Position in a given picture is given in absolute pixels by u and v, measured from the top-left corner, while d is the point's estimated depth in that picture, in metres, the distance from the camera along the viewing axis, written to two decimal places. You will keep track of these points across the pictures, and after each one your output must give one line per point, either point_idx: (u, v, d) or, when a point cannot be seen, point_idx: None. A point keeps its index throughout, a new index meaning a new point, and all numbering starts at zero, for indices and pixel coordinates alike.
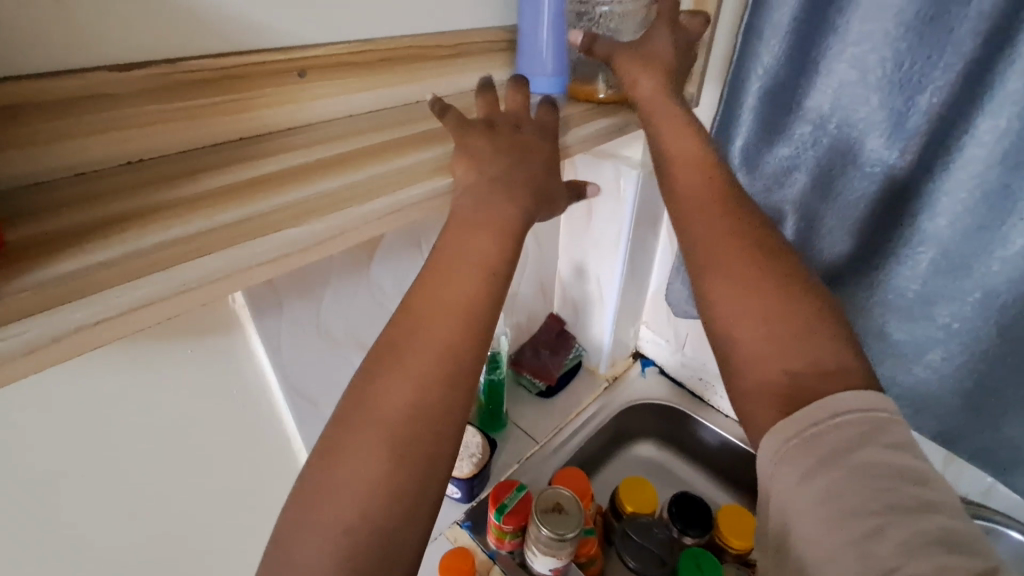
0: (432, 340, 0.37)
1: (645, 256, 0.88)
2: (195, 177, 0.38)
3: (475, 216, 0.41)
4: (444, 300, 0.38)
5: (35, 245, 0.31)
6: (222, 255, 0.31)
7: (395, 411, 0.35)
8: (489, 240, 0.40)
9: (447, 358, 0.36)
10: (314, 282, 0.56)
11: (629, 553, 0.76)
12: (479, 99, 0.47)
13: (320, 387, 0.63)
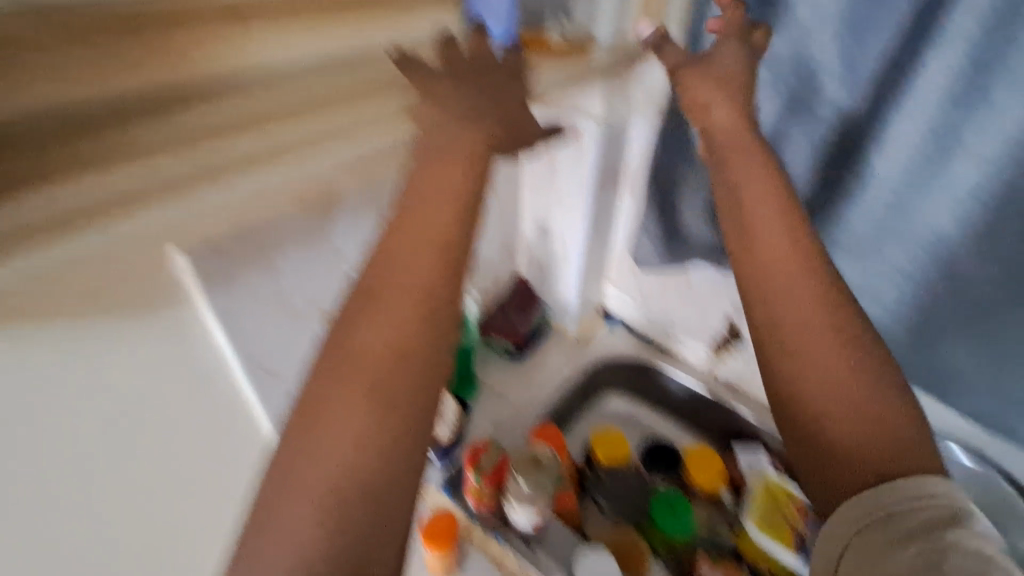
0: (402, 289, 0.35)
1: (607, 212, 0.88)
2: (126, 130, 0.34)
3: (439, 152, 0.39)
4: (409, 255, 0.36)
5: None
6: None
7: (374, 378, 0.33)
8: (455, 179, 0.38)
9: (422, 304, 0.35)
10: (269, 250, 0.53)
11: (604, 500, 0.79)
12: (439, 48, 0.44)
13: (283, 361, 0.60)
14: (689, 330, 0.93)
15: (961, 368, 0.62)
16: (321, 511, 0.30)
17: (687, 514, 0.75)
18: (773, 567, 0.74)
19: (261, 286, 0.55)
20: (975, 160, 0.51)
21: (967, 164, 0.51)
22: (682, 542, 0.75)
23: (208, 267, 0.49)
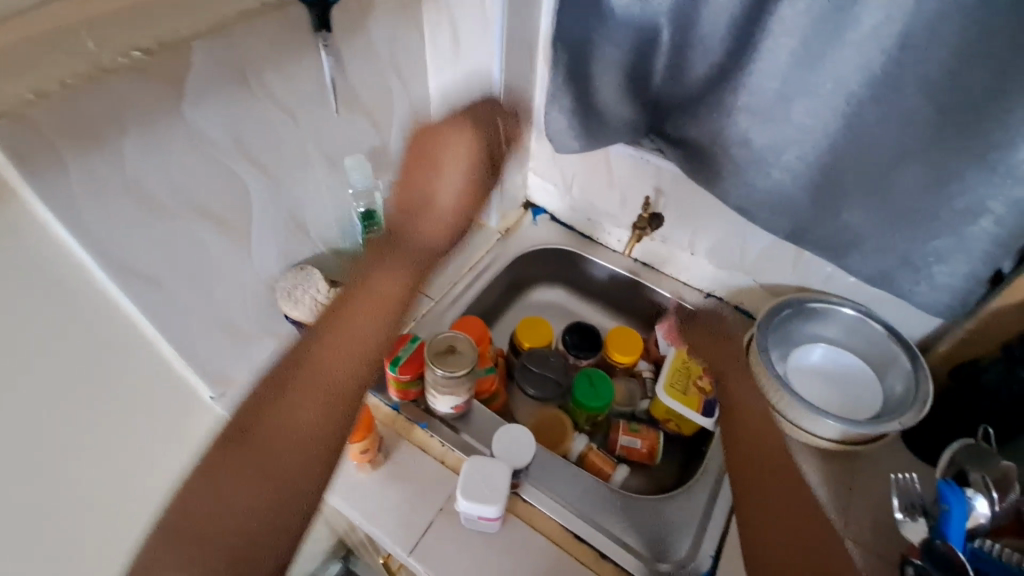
0: (341, 359, 0.50)
1: (521, 92, 0.81)
2: None
3: (385, 266, 0.55)
4: (349, 344, 0.51)
5: None
6: None
7: (251, 479, 0.45)
8: (384, 299, 0.53)
9: (357, 377, 0.50)
10: (103, 130, 0.45)
11: (530, 383, 0.79)
12: None
13: (157, 263, 0.55)
14: (612, 216, 0.91)
15: (855, 229, 0.63)
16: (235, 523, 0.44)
17: (606, 388, 0.78)
18: (680, 424, 0.80)
19: (104, 174, 0.47)
20: (881, 0, 0.48)
21: (872, 6, 0.49)
22: (601, 414, 0.79)
23: (15, 148, 0.41)
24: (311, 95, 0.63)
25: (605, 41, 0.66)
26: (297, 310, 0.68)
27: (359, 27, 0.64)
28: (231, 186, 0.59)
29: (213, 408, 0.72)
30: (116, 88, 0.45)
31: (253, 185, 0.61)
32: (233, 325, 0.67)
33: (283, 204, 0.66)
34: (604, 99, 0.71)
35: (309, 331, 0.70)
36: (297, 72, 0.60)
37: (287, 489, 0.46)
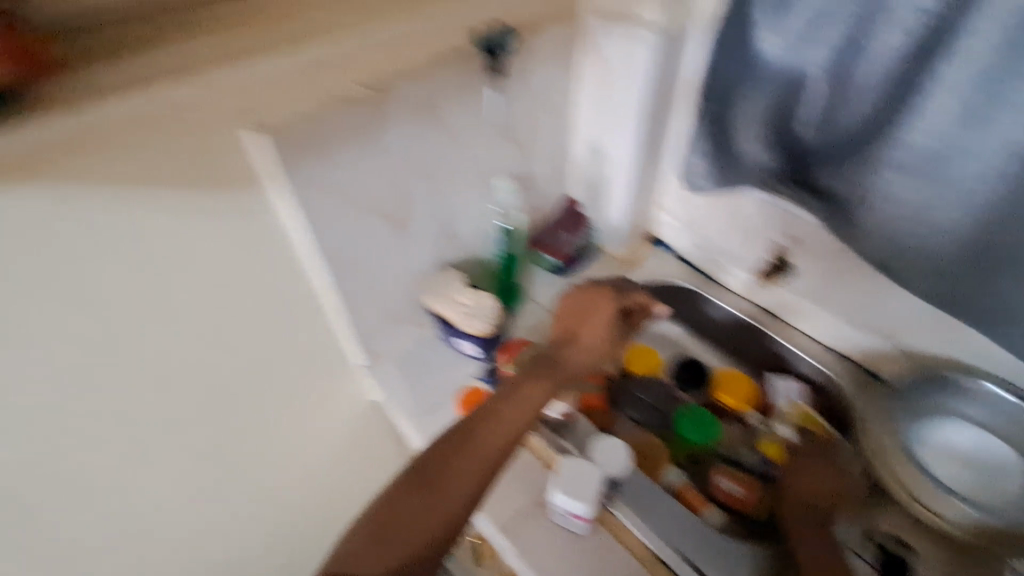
0: (499, 432, 0.65)
1: (661, 131, 0.86)
2: None
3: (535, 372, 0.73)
4: (512, 414, 0.67)
5: None
6: None
7: (428, 493, 0.59)
8: (536, 394, 0.69)
9: (515, 435, 0.65)
10: (330, 144, 0.60)
11: (631, 407, 0.83)
12: None
13: (345, 248, 0.69)
14: (738, 258, 0.91)
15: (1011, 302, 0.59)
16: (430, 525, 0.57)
17: (709, 426, 0.79)
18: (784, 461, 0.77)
19: (323, 177, 0.62)
20: None
21: None
22: (701, 449, 0.80)
23: (276, 152, 0.56)
24: (477, 125, 0.74)
25: (751, 91, 0.69)
26: (438, 303, 0.79)
27: (524, 70, 0.75)
28: (406, 194, 0.72)
29: (358, 376, 0.85)
30: (344, 114, 0.59)
31: (421, 195, 0.74)
32: (386, 309, 0.80)
33: (440, 214, 0.78)
34: (743, 144, 0.74)
35: (443, 324, 0.81)
36: (469, 106, 0.72)
37: (450, 510, 0.58)
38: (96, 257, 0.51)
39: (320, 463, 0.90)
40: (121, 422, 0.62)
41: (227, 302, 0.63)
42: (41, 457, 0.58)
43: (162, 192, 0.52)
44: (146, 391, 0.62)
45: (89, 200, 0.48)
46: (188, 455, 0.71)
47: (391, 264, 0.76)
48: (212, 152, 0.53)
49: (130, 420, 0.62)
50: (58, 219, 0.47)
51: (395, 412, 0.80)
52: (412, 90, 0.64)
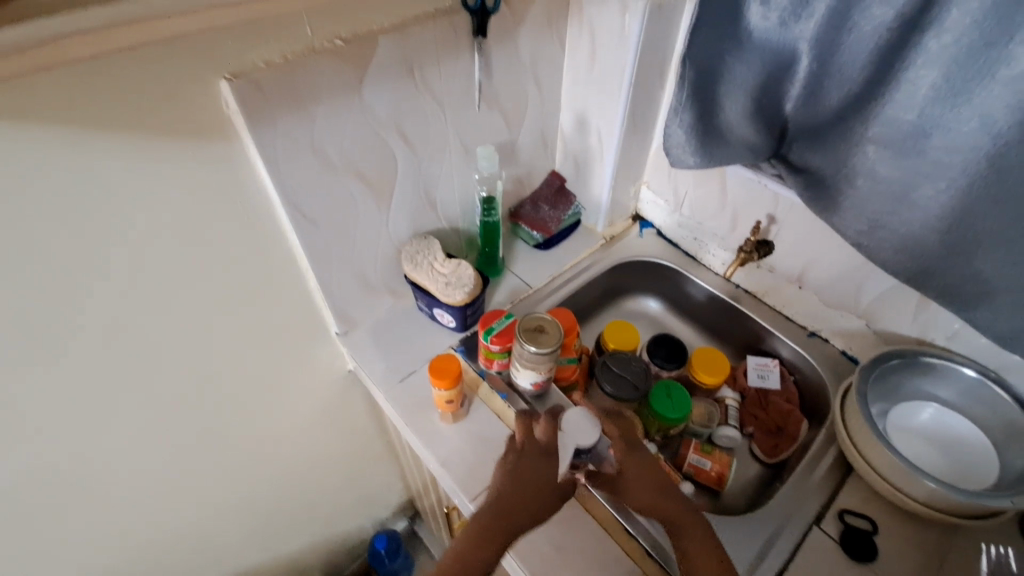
0: None
1: (649, 105, 0.85)
2: None
3: None
4: None
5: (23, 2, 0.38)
6: None
7: None
8: None
9: None
10: (305, 97, 0.58)
11: (606, 380, 0.83)
12: None
13: (321, 207, 0.67)
14: (719, 238, 0.92)
15: (986, 280, 0.59)
16: None
17: (684, 401, 0.80)
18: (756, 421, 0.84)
19: (295, 133, 0.59)
20: None
21: None
22: (676, 427, 0.80)
23: (248, 103, 0.54)
24: (461, 92, 0.73)
25: (739, 62, 0.69)
26: (415, 272, 0.78)
27: (509, 36, 0.73)
28: (384, 157, 0.70)
29: (334, 343, 0.84)
30: (319, 68, 0.57)
31: (400, 159, 0.72)
32: (364, 277, 0.79)
33: (421, 182, 0.76)
34: (730, 120, 0.73)
35: (420, 293, 0.80)
36: (453, 69, 0.70)
37: None
38: (57, 202, 0.49)
39: (295, 429, 0.89)
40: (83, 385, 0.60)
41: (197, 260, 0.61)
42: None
43: (123, 138, 0.49)
44: (111, 351, 0.60)
45: (42, 144, 0.46)
46: (155, 422, 0.69)
47: (370, 228, 0.74)
48: (176, 101, 0.51)
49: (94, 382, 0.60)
50: (13, 160, 0.45)
51: (369, 378, 0.79)
52: (392, 49, 0.62)
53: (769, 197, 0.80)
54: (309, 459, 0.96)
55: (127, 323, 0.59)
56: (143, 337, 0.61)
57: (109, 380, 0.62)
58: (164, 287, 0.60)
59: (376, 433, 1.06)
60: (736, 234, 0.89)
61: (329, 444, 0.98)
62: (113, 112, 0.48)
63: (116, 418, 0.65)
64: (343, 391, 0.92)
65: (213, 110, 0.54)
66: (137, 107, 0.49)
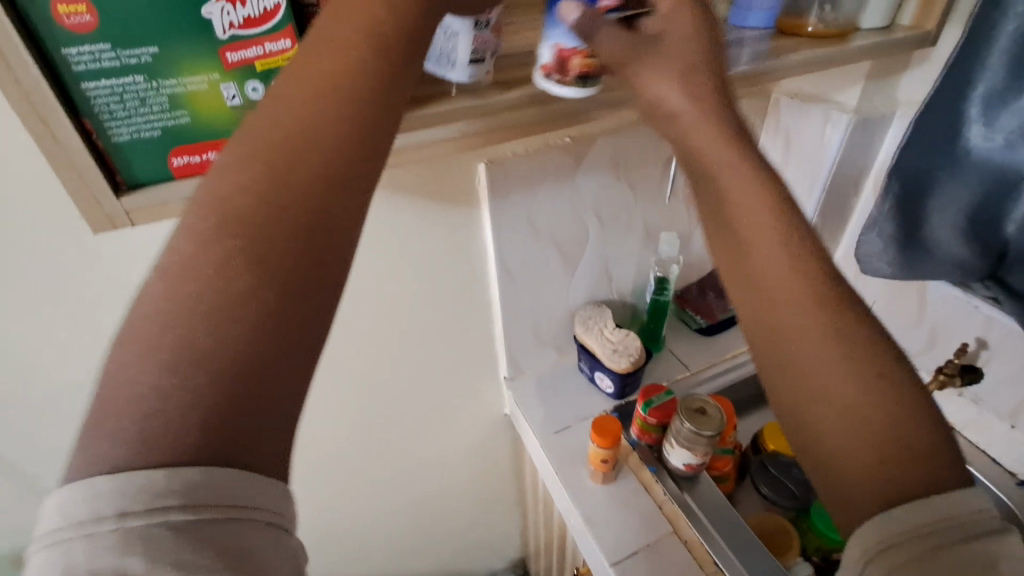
0: (275, 199, 0.29)
1: (840, 211, 0.86)
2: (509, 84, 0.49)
3: (294, 205, 0.29)
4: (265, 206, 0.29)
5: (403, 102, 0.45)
6: None
7: (226, 295, 0.27)
8: (304, 171, 0.30)
9: (265, 265, 0.28)
10: (534, 180, 0.72)
11: (764, 482, 0.80)
12: None
13: (522, 267, 0.79)
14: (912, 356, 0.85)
15: None
16: (205, 327, 0.26)
17: None
18: None
19: (519, 205, 0.73)
20: None
21: None
22: (840, 552, 0.73)
23: (494, 181, 0.69)
24: (655, 182, 0.82)
25: (953, 180, 0.67)
26: (586, 335, 0.85)
27: None
28: (580, 231, 0.81)
29: (500, 387, 0.94)
30: (548, 157, 0.71)
31: (592, 234, 0.82)
32: (539, 332, 0.88)
33: (605, 256, 0.85)
34: (936, 234, 0.71)
35: (587, 355, 0.87)
36: (652, 163, 0.80)
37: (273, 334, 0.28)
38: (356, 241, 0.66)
39: (449, 458, 0.99)
40: (325, 377, 0.76)
41: (424, 296, 0.76)
42: None
43: (406, 199, 0.66)
44: (350, 355, 0.76)
45: None
46: (355, 421, 0.84)
47: (554, 290, 0.85)
48: (447, 176, 0.67)
49: (332, 377, 0.77)
50: None
51: (527, 424, 0.86)
52: (607, 145, 0.74)
53: (981, 321, 0.74)
54: (451, 491, 1.05)
55: (365, 338, 0.75)
56: (371, 349, 0.77)
57: (340, 378, 0.78)
58: (395, 313, 0.75)
59: (511, 481, 1.11)
60: (932, 354, 0.82)
61: (471, 481, 1.06)
62: (408, 179, 0.65)
63: (333, 410, 0.81)
64: (495, 432, 1.00)
65: (468, 184, 0.69)
66: (422, 177, 0.66)
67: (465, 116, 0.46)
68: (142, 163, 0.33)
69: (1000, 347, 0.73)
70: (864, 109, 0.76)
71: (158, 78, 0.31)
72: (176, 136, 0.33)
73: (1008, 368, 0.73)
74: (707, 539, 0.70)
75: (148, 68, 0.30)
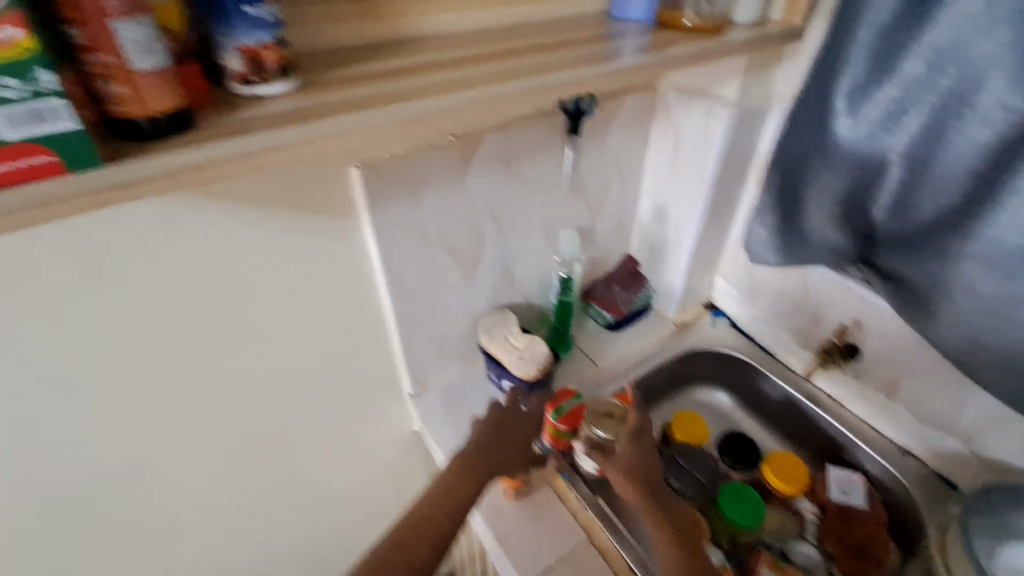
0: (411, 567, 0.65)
1: (728, 202, 0.88)
2: (366, 80, 0.42)
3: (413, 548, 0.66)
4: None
5: (221, 102, 0.37)
6: (366, 114, 0.38)
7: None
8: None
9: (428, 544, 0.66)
10: (418, 184, 0.65)
11: (675, 475, 0.81)
12: (577, 50, 0.54)
13: (414, 277, 0.73)
14: (800, 335, 0.89)
15: None
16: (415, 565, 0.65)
17: (757, 508, 0.75)
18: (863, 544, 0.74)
19: (404, 211, 0.66)
20: None
21: None
22: (747, 534, 0.75)
23: (371, 186, 0.62)
24: (552, 180, 0.79)
25: (826, 169, 0.70)
26: (491, 342, 0.81)
27: (601, 134, 0.79)
28: (476, 236, 0.76)
29: (405, 405, 0.87)
30: (432, 158, 0.65)
31: (490, 238, 0.77)
32: (441, 343, 0.83)
33: (506, 257, 0.81)
34: (814, 220, 0.74)
35: (493, 363, 0.83)
36: (547, 161, 0.76)
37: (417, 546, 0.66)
38: (205, 264, 0.56)
39: (356, 486, 0.91)
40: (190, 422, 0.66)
41: (303, 318, 0.67)
42: (117, 445, 0.61)
43: (266, 211, 0.57)
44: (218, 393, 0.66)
45: (205, 212, 0.54)
46: (235, 463, 0.73)
47: (454, 298, 0.79)
48: (315, 182, 0.59)
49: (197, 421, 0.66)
50: (180, 225, 0.53)
51: (436, 444, 0.80)
52: (497, 143, 0.69)
53: (857, 300, 0.78)
54: (364, 519, 0.97)
55: (235, 371, 0.65)
56: (245, 384, 0.67)
57: (210, 419, 0.67)
58: (270, 340, 0.66)
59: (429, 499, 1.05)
60: (817, 334, 0.86)
61: (384, 505, 0.98)
62: (266, 187, 0.56)
63: (205, 454, 0.70)
64: (405, 452, 0.93)
65: (343, 191, 0.62)
66: (283, 184, 0.57)
67: (253, 127, 0.35)
68: None
69: (874, 324, 0.78)
70: (746, 100, 0.77)
71: None
72: None
73: (882, 345, 0.78)
74: (619, 542, 0.68)
75: None
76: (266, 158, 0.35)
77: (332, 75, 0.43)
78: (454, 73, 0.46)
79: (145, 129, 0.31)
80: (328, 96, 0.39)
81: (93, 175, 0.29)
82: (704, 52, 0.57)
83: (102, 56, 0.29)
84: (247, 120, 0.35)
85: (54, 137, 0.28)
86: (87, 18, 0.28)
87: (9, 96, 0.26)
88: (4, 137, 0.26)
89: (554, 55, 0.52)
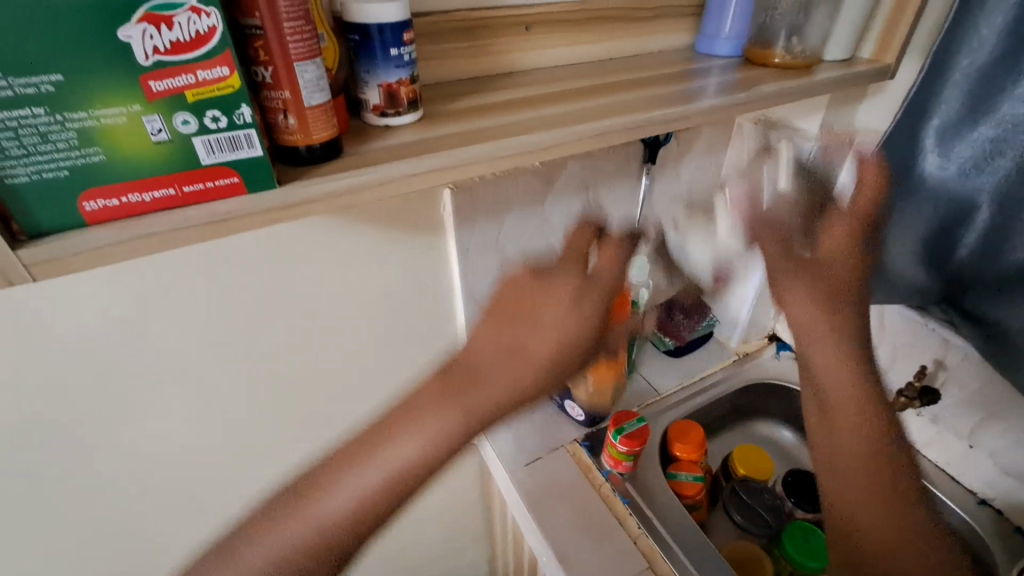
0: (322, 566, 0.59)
1: None
2: (481, 114, 0.46)
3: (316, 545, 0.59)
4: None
5: (360, 132, 0.41)
6: (487, 146, 0.41)
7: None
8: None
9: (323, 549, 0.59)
10: (502, 206, 0.69)
11: (737, 509, 0.80)
12: (669, 86, 0.56)
13: (489, 294, 0.76)
14: None
15: None
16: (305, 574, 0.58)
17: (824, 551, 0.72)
18: None
19: (487, 231, 0.70)
20: None
21: None
22: None
23: (460, 207, 0.65)
24: (625, 207, 0.81)
25: (910, 206, 0.69)
26: None
27: (675, 163, 0.81)
28: (549, 257, 0.78)
29: None
30: (517, 182, 0.68)
31: (561, 260, 0.80)
32: None
33: None
34: (895, 257, 0.72)
35: None
36: (621, 188, 0.78)
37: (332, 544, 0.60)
38: (309, 273, 0.61)
39: None
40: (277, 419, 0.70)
41: (385, 327, 0.71)
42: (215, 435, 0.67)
43: (366, 227, 0.62)
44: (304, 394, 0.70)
45: (314, 226, 0.59)
46: (311, 461, 0.77)
47: None
48: (410, 202, 0.63)
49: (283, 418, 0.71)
50: (293, 237, 0.58)
51: (496, 457, 0.82)
52: (577, 170, 0.72)
53: (940, 343, 0.76)
54: (417, 526, 1.00)
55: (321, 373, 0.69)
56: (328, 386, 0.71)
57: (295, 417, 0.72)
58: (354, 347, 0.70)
59: (480, 511, 1.07)
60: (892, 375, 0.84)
61: (437, 514, 1.01)
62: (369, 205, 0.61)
63: (286, 450, 0.74)
64: (462, 462, 0.96)
65: (434, 210, 0.66)
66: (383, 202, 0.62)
67: (390, 156, 0.38)
68: (43, 210, 0.28)
69: (957, 369, 0.75)
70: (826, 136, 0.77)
71: (64, 111, 0.27)
72: (88, 178, 0.29)
73: (963, 390, 0.75)
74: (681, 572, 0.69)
75: (51, 100, 0.26)
76: (402, 185, 0.38)
77: (451, 108, 0.47)
78: (559, 108, 0.49)
79: (303, 155, 0.35)
80: (451, 128, 0.43)
81: (267, 197, 0.33)
82: (793, 90, 0.58)
83: (280, 93, 0.33)
84: (384, 151, 0.39)
85: (243, 162, 0.32)
86: (275, 60, 0.32)
87: (213, 127, 0.31)
88: (204, 162, 0.31)
89: (649, 91, 0.54)
